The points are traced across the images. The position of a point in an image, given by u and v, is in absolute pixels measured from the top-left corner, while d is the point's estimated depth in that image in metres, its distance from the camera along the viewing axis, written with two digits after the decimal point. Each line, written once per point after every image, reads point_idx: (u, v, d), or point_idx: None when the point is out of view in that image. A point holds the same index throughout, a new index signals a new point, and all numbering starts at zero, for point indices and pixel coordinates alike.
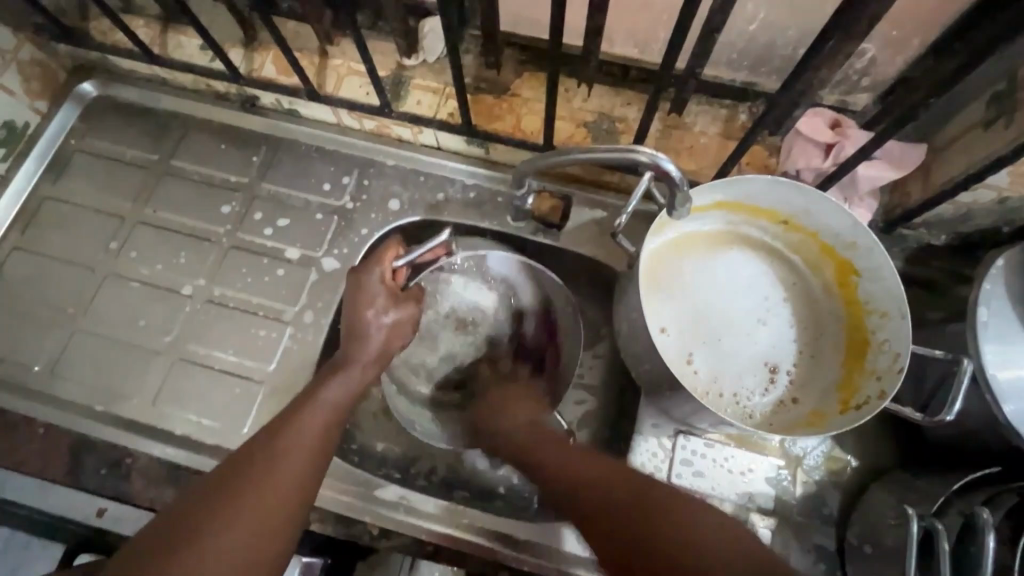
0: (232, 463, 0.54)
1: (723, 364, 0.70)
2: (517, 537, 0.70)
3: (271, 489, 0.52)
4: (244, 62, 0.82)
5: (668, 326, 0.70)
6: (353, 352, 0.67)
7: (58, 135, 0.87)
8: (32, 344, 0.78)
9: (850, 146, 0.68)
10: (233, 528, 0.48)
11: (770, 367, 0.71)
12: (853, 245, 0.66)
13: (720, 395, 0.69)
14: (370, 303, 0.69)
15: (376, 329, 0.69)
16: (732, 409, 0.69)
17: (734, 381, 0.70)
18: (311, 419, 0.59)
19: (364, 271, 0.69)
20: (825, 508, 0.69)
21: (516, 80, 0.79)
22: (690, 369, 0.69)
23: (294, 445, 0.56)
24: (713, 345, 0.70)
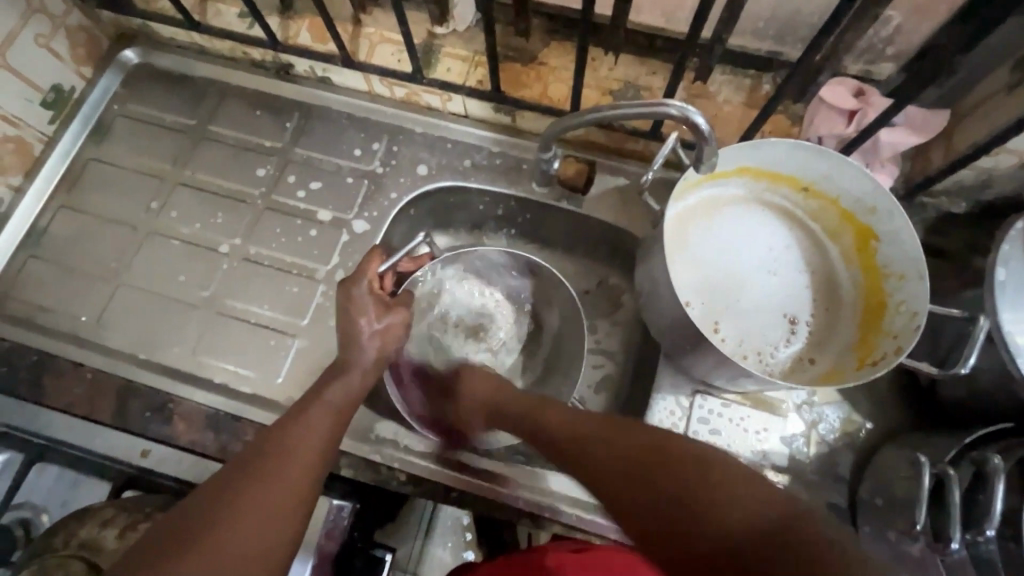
0: (249, 453, 0.55)
1: (747, 328, 0.72)
2: (539, 486, 0.72)
3: (282, 476, 0.53)
4: (280, 30, 0.85)
5: (692, 299, 0.71)
6: (350, 362, 0.67)
7: (102, 100, 0.91)
8: (80, 296, 0.82)
9: (873, 112, 0.68)
10: (253, 508, 0.50)
11: (790, 318, 0.73)
12: (874, 209, 0.68)
13: (745, 356, 0.71)
14: (363, 314, 0.69)
15: (368, 339, 0.68)
16: (755, 367, 0.71)
17: (760, 339, 0.72)
18: (321, 412, 0.61)
19: (353, 285, 0.69)
20: (838, 468, 0.71)
21: (544, 49, 0.81)
22: (717, 337, 0.71)
23: (307, 435, 0.58)
24: (736, 312, 0.72)
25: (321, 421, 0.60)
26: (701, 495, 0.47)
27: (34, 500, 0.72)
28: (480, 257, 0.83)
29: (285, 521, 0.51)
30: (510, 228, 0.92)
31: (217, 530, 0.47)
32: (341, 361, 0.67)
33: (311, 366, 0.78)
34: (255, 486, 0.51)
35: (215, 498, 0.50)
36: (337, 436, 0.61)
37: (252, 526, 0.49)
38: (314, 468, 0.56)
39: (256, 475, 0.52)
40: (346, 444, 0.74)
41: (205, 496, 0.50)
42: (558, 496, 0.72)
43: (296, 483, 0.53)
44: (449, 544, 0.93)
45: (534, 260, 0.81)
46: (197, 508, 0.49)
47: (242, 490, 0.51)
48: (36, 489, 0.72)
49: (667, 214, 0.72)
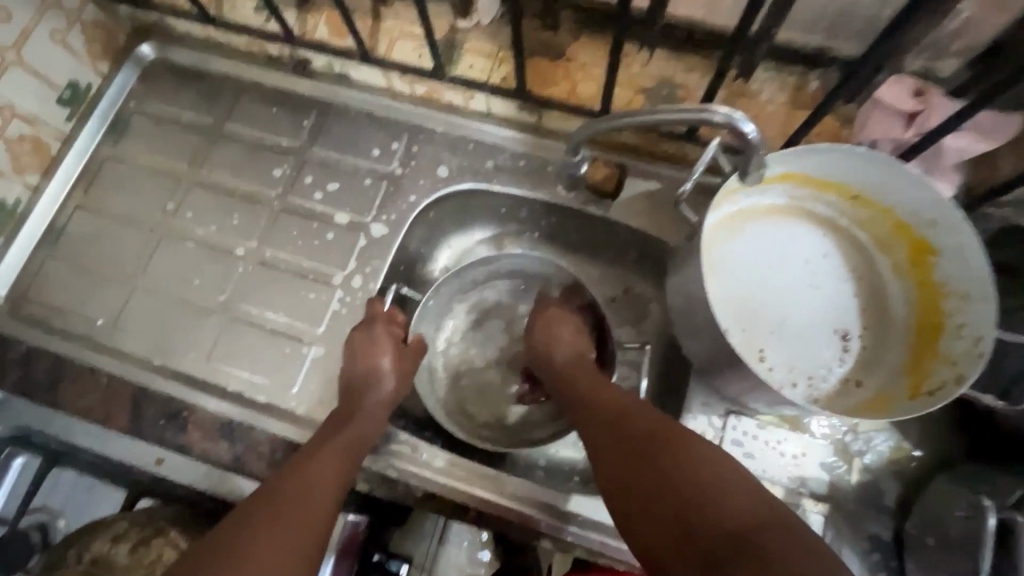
0: (256, 498, 0.56)
1: (794, 351, 0.67)
2: (560, 508, 0.68)
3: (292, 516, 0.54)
4: (297, 24, 0.82)
5: (734, 328, 0.67)
6: (362, 404, 0.68)
7: (118, 97, 0.89)
8: (96, 298, 0.81)
9: (935, 116, 0.63)
10: (255, 555, 0.50)
11: (839, 334, 0.69)
12: (935, 223, 0.62)
13: (794, 383, 0.67)
14: (382, 353, 0.71)
15: (380, 385, 0.70)
16: (804, 394, 0.67)
17: (807, 362, 0.67)
18: (331, 454, 0.62)
19: (367, 325, 0.72)
20: (882, 498, 0.66)
21: (573, 44, 0.77)
22: (764, 366, 0.67)
23: (316, 476, 0.59)
24: (782, 336, 0.67)
25: (330, 463, 0.61)
26: (710, 498, 0.49)
27: (52, 502, 0.75)
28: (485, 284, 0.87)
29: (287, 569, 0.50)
30: (533, 232, 0.88)
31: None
32: (351, 402, 0.68)
33: (327, 375, 0.76)
34: (260, 530, 0.52)
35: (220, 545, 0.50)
36: (348, 479, 0.61)
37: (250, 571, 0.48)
38: (320, 516, 0.56)
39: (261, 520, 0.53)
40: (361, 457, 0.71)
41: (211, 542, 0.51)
42: (581, 520, 0.68)
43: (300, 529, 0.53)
44: None
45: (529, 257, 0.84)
46: (203, 554, 0.50)
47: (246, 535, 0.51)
48: (55, 491, 0.75)
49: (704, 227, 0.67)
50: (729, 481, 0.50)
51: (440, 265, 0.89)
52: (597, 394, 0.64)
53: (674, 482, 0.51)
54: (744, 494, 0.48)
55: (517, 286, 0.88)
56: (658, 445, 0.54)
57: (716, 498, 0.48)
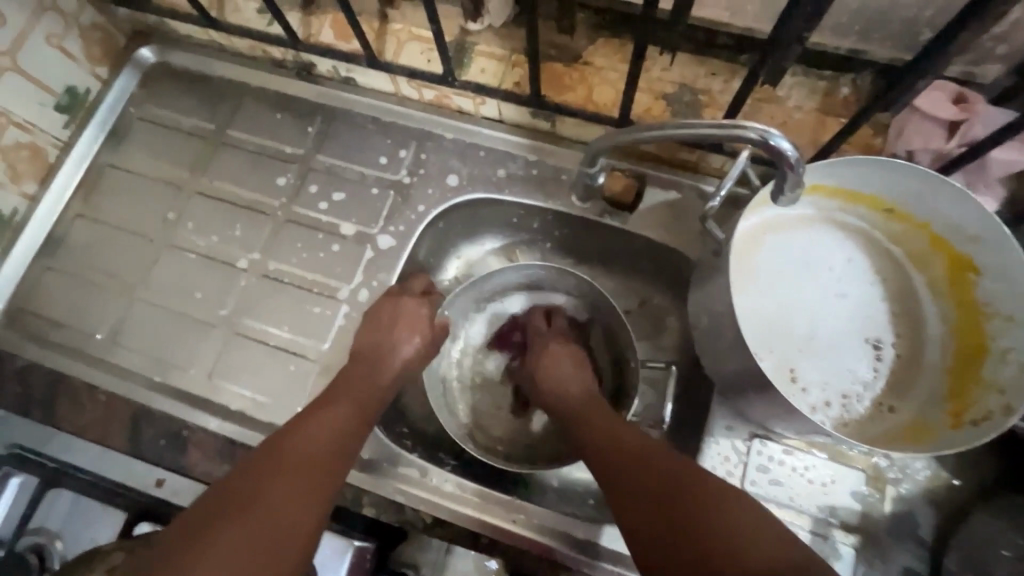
0: (268, 444, 0.54)
1: (828, 368, 0.64)
2: (576, 536, 0.66)
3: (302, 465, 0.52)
4: (301, 27, 0.79)
5: (762, 353, 0.63)
6: (379, 366, 0.65)
7: (118, 102, 0.86)
8: (95, 312, 0.79)
9: (979, 125, 0.59)
10: (264, 501, 0.49)
11: (871, 343, 0.65)
12: (976, 239, 0.58)
13: (828, 403, 0.63)
14: (410, 329, 0.68)
15: (404, 352, 0.66)
16: (836, 416, 0.63)
17: (842, 380, 0.64)
18: (341, 407, 0.59)
19: (398, 295, 0.69)
20: (917, 530, 0.62)
21: (590, 47, 0.73)
22: (797, 388, 0.63)
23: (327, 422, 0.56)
24: (813, 355, 0.64)
25: (342, 418, 0.58)
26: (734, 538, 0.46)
27: (50, 524, 0.69)
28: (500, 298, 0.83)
29: (297, 530, 0.48)
30: (545, 241, 0.84)
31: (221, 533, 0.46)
32: (368, 364, 0.65)
33: None
34: (269, 483, 0.50)
35: (226, 498, 0.48)
36: (358, 432, 0.58)
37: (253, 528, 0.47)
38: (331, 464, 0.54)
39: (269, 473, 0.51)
40: (368, 481, 0.69)
41: (217, 492, 0.49)
42: (597, 549, 0.66)
43: (308, 484, 0.51)
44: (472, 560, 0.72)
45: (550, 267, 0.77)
46: (209, 506, 0.48)
47: (254, 488, 0.49)
48: (52, 513, 0.69)
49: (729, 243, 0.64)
50: (761, 528, 0.47)
51: (448, 276, 0.86)
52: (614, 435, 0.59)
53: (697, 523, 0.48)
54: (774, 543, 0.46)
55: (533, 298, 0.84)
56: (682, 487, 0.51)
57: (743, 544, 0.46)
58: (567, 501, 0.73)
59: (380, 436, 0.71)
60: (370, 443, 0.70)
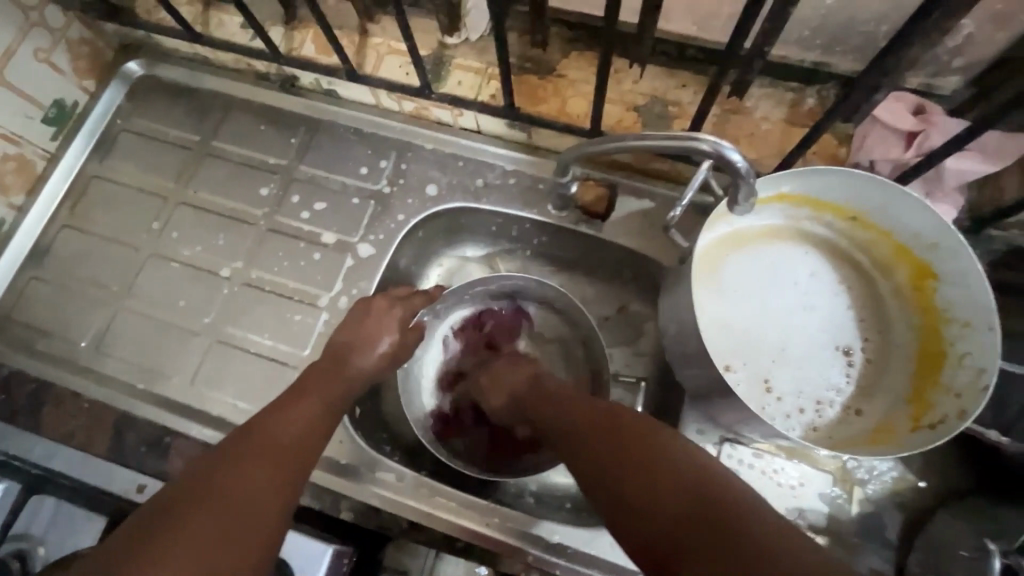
0: (238, 437, 0.53)
1: (801, 376, 0.65)
2: (551, 540, 0.67)
3: (271, 458, 0.52)
4: (284, 41, 0.81)
5: (735, 364, 0.65)
6: (346, 363, 0.66)
7: (106, 114, 0.88)
8: (80, 320, 0.80)
9: (936, 135, 0.61)
10: (233, 489, 0.48)
11: (842, 350, 0.67)
12: (935, 246, 0.60)
13: (802, 410, 0.65)
14: (385, 329, 0.69)
15: (376, 350, 0.68)
16: (807, 422, 0.65)
17: (816, 388, 0.65)
18: (310, 404, 0.59)
19: (372, 299, 0.71)
20: (884, 532, 0.64)
21: (563, 60, 0.75)
22: (771, 398, 0.65)
23: (297, 418, 0.57)
24: (786, 364, 0.65)
25: (310, 412, 0.59)
26: (657, 475, 0.45)
27: (34, 530, 0.66)
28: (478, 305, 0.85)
29: (268, 513, 0.48)
30: (525, 249, 0.86)
31: (192, 512, 0.45)
32: (336, 360, 0.66)
33: None
34: (240, 466, 0.50)
35: (196, 480, 0.48)
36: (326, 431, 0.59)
37: (223, 507, 0.46)
38: (300, 460, 0.54)
39: (238, 455, 0.51)
40: (346, 486, 0.70)
41: (185, 480, 0.48)
42: (570, 552, 0.67)
43: (278, 469, 0.52)
44: (459, 562, 0.77)
45: (526, 278, 0.78)
46: (176, 492, 0.47)
47: (223, 474, 0.49)
48: (36, 519, 0.66)
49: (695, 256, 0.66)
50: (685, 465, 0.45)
51: (431, 282, 0.87)
52: (564, 401, 0.59)
53: (625, 466, 0.47)
54: (706, 478, 0.43)
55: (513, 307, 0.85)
56: (619, 434, 0.50)
57: (667, 479, 0.44)
58: (544, 505, 0.75)
59: (358, 440, 0.72)
60: (348, 448, 0.71)
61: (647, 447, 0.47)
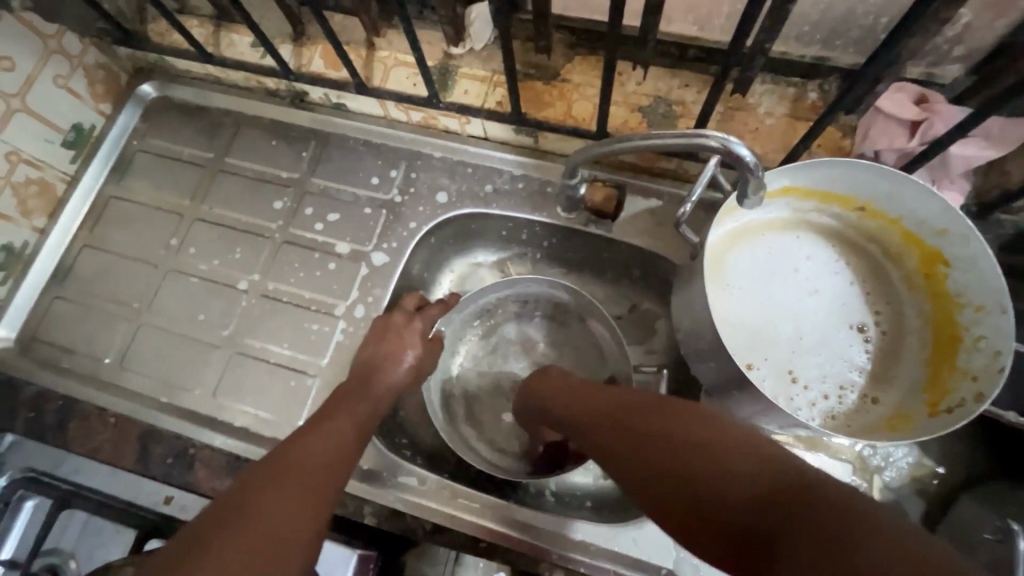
0: (267, 462, 0.55)
1: (822, 363, 0.66)
2: (572, 538, 0.68)
3: (301, 481, 0.53)
4: (293, 58, 0.83)
5: (757, 362, 0.66)
6: (373, 382, 0.67)
7: (121, 136, 0.91)
8: (103, 337, 0.82)
9: (940, 123, 0.61)
10: (264, 511, 0.49)
11: (855, 326, 0.68)
12: (944, 233, 0.60)
13: (826, 397, 0.65)
14: (405, 343, 0.71)
15: (401, 365, 0.69)
16: (831, 409, 0.65)
17: (838, 373, 0.66)
18: (338, 424, 0.61)
19: (389, 313, 0.73)
20: (906, 519, 0.64)
21: (568, 65, 0.76)
22: (798, 387, 0.65)
23: (326, 439, 0.58)
24: (806, 352, 0.66)
25: (340, 433, 0.60)
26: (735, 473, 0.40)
27: (64, 545, 0.70)
28: (496, 312, 0.86)
29: (297, 536, 0.49)
30: (535, 252, 0.87)
31: (215, 545, 0.45)
32: (360, 379, 0.67)
33: None
34: (264, 496, 0.50)
35: (229, 506, 0.49)
36: (354, 451, 0.60)
37: (254, 533, 0.47)
38: (327, 479, 0.55)
39: (267, 482, 0.52)
40: (369, 491, 0.71)
41: (218, 505, 0.50)
42: (592, 549, 0.67)
43: (305, 489, 0.52)
44: (479, 565, 0.78)
45: (543, 280, 0.80)
46: (210, 517, 0.48)
47: (254, 497, 0.50)
48: (65, 534, 0.70)
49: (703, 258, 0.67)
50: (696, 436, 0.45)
51: (443, 288, 0.89)
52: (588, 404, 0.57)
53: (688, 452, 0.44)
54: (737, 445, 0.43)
55: (529, 310, 0.86)
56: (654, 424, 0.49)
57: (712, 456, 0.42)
58: (564, 504, 0.75)
59: (379, 446, 0.73)
60: (369, 454, 0.72)
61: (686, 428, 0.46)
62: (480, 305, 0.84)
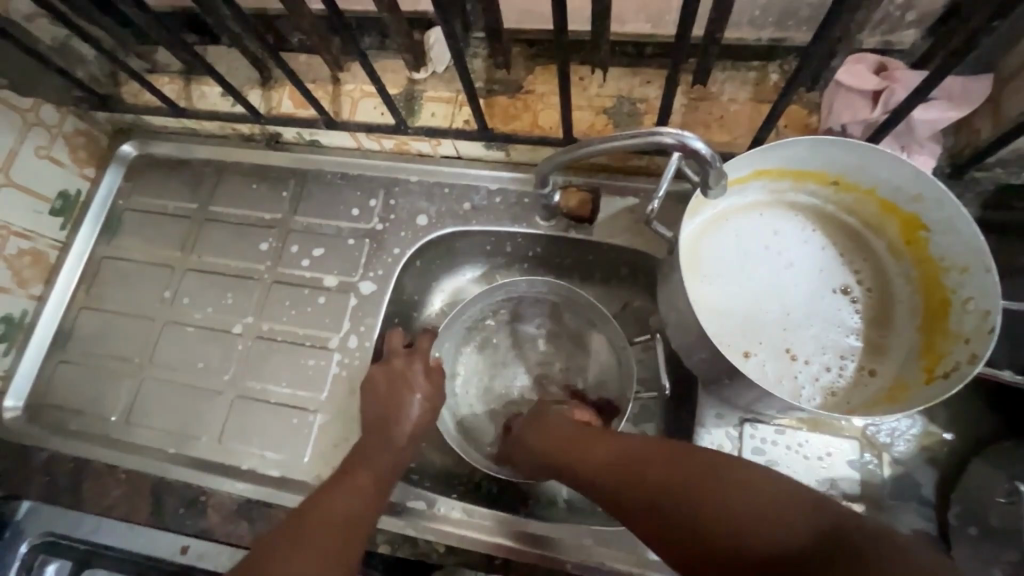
0: (293, 517, 0.58)
1: (818, 335, 0.66)
2: (585, 545, 0.67)
3: (327, 533, 0.57)
4: (263, 102, 0.85)
5: (754, 348, 0.65)
6: (391, 432, 0.69)
7: (108, 197, 0.92)
8: (108, 396, 0.84)
9: (901, 90, 0.61)
10: (291, 559, 0.53)
11: (841, 291, 0.67)
12: (918, 198, 0.60)
13: (828, 368, 0.65)
14: (412, 386, 0.72)
15: (415, 412, 0.71)
16: (835, 382, 0.65)
17: (835, 342, 0.66)
18: (362, 478, 0.64)
19: (392, 360, 0.74)
20: (920, 491, 0.63)
21: (529, 76, 0.77)
22: (799, 363, 0.65)
23: (351, 494, 0.62)
24: (799, 328, 0.66)
25: (364, 486, 0.63)
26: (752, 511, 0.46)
27: None
28: (487, 324, 0.87)
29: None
30: (522, 262, 0.88)
31: None
32: (377, 431, 0.69)
33: (335, 440, 0.76)
34: (296, 550, 0.54)
35: (261, 557, 0.53)
36: (377, 502, 0.63)
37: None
38: (352, 531, 0.59)
39: (297, 535, 0.55)
40: (380, 519, 0.71)
41: (251, 556, 0.54)
42: (607, 555, 0.67)
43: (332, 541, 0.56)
44: None
45: (531, 282, 0.80)
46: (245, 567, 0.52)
47: (283, 549, 0.54)
48: None
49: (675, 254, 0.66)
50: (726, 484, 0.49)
51: (436, 310, 0.90)
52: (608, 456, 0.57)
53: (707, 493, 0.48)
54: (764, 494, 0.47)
55: (517, 315, 0.86)
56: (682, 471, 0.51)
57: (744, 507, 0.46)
58: (577, 512, 0.75)
59: None
60: None
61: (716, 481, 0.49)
62: (473, 318, 0.84)
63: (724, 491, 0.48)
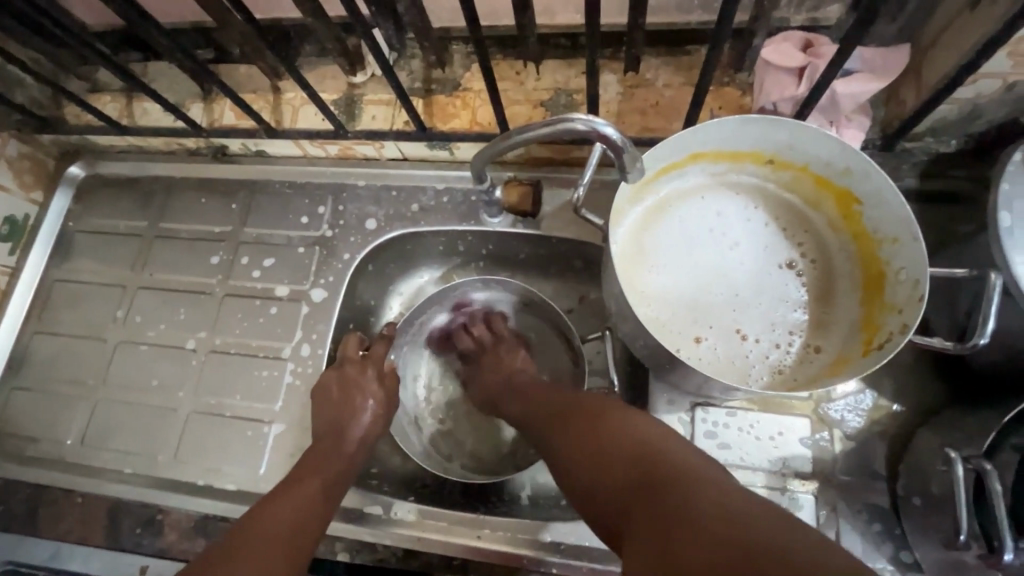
0: (238, 529, 0.57)
1: (766, 313, 0.66)
2: (543, 540, 0.67)
3: (271, 541, 0.56)
4: (204, 115, 0.84)
5: (704, 333, 0.65)
6: (341, 440, 0.68)
7: (58, 220, 0.92)
8: (63, 420, 0.83)
9: (824, 64, 0.61)
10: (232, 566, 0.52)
11: (786, 266, 0.67)
12: (848, 171, 0.60)
13: (777, 346, 0.65)
14: (361, 392, 0.72)
15: (365, 418, 0.71)
16: (785, 359, 0.65)
17: (783, 319, 0.66)
18: (311, 485, 0.63)
19: (342, 368, 0.73)
20: (871, 465, 0.63)
21: (466, 74, 0.77)
22: (749, 343, 0.65)
23: (299, 501, 0.61)
24: (748, 308, 0.65)
25: (313, 493, 0.62)
26: (617, 454, 0.48)
27: None
28: (441, 328, 0.86)
29: None
30: (477, 261, 0.88)
31: None
32: (329, 438, 0.68)
33: (292, 450, 0.76)
34: (238, 560, 0.52)
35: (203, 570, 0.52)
36: (326, 509, 0.62)
37: None
38: (298, 539, 0.57)
39: (241, 546, 0.54)
40: (337, 527, 0.70)
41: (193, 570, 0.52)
42: (564, 548, 0.66)
43: (277, 549, 0.55)
44: None
45: (474, 281, 0.81)
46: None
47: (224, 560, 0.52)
48: None
49: (617, 243, 0.66)
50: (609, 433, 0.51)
51: (394, 314, 0.90)
52: (547, 405, 0.61)
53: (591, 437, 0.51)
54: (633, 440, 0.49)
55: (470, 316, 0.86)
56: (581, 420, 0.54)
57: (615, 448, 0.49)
58: (539, 506, 0.75)
59: None
60: None
61: (601, 428, 0.52)
62: (423, 323, 0.84)
63: (602, 434, 0.51)
